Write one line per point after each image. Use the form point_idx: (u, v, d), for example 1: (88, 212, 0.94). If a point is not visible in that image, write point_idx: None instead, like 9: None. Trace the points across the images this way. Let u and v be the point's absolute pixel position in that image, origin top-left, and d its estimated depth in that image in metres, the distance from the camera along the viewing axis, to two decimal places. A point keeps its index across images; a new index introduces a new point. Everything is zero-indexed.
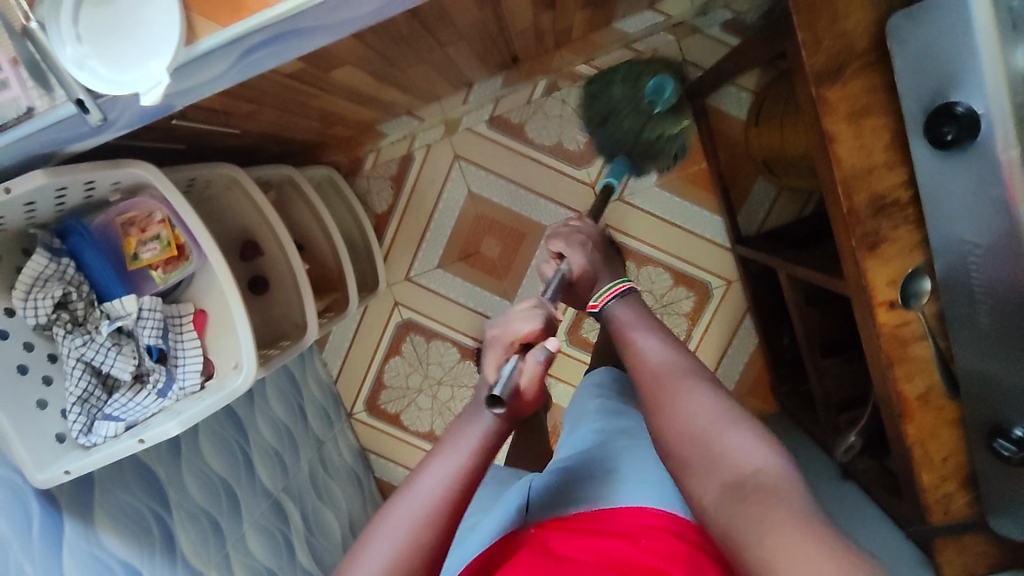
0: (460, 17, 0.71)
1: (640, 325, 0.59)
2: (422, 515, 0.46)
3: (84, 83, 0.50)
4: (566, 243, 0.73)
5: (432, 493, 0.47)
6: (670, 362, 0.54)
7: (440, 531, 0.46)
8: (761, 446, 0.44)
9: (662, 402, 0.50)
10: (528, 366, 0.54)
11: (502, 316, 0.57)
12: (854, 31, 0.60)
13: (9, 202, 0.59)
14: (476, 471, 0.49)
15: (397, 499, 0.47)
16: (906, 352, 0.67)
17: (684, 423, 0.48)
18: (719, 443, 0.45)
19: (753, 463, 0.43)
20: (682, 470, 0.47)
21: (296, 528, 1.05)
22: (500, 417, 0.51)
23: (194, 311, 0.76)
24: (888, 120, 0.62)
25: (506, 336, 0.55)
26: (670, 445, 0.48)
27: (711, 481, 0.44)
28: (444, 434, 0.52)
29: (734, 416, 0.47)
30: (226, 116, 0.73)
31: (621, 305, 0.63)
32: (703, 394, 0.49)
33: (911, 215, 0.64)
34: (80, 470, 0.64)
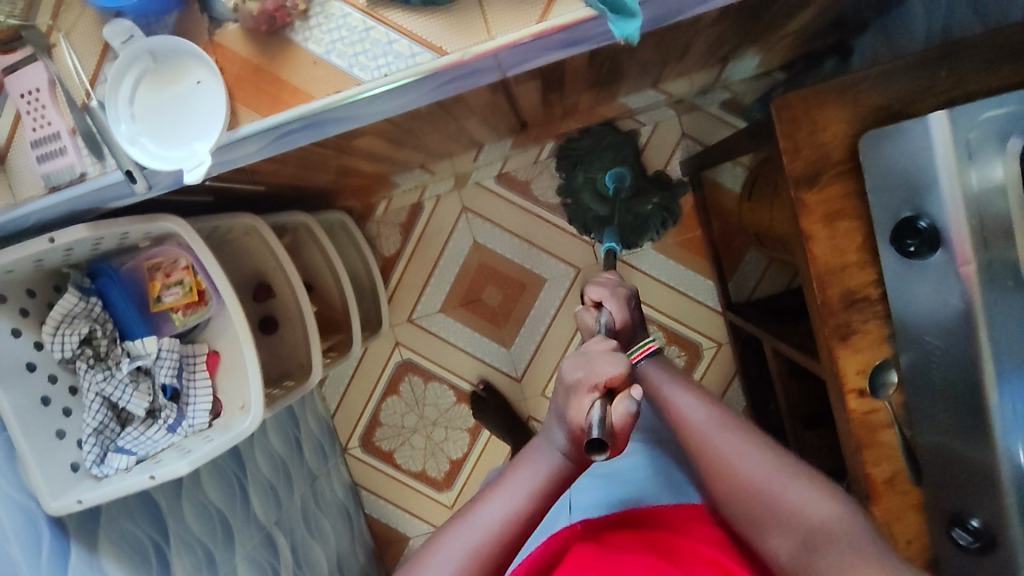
0: (474, 99, 0.77)
1: (673, 384, 0.61)
2: (479, 549, 0.50)
3: (134, 156, 0.56)
4: (609, 294, 0.71)
5: (489, 526, 0.51)
6: (711, 417, 0.57)
7: (491, 566, 0.50)
8: (819, 495, 0.50)
9: (713, 460, 0.55)
10: (619, 411, 0.47)
11: (583, 359, 0.51)
12: (830, 143, 0.66)
13: (49, 250, 0.64)
14: (534, 511, 0.51)
15: (452, 528, 0.51)
16: (875, 438, 0.70)
17: (742, 480, 0.53)
18: (781, 499, 0.51)
19: (820, 515, 0.49)
20: (750, 526, 0.53)
21: (286, 562, 1.09)
22: (566, 461, 0.51)
23: (208, 352, 0.80)
24: (860, 224, 0.67)
25: (590, 378, 0.49)
26: (733, 502, 0.54)
27: (789, 539, 0.50)
28: (506, 467, 0.54)
29: (785, 466, 0.53)
30: (253, 174, 0.79)
31: (651, 364, 0.64)
32: (754, 450, 0.54)
33: (881, 310, 0.68)
34: (91, 499, 0.68)
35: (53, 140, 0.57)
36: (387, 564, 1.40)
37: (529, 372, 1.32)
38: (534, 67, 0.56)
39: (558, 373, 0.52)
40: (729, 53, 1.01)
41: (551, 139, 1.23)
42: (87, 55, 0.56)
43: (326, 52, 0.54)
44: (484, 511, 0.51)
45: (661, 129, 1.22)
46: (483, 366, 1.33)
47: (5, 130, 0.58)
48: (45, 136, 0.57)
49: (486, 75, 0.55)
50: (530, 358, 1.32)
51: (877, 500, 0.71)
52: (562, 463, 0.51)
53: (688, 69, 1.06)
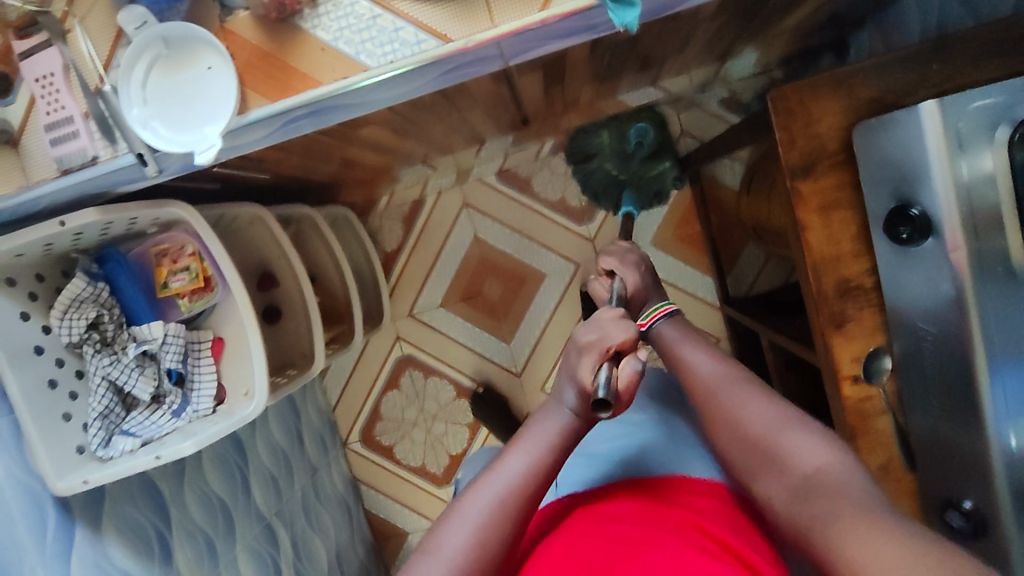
0: (476, 90, 0.79)
1: (687, 343, 0.66)
2: (505, 498, 0.54)
3: (145, 139, 0.57)
4: (619, 261, 0.75)
5: (513, 477, 0.55)
6: (721, 373, 0.61)
7: (518, 517, 0.54)
8: (816, 441, 0.52)
9: (720, 412, 0.58)
10: (624, 373, 0.56)
11: (596, 324, 0.59)
12: (825, 134, 0.68)
13: (59, 233, 0.66)
14: (552, 463, 0.57)
15: (478, 486, 0.55)
16: (869, 425, 0.71)
17: (745, 428, 0.56)
18: (780, 446, 0.53)
19: (814, 459, 0.51)
20: (752, 473, 0.55)
21: (286, 554, 1.09)
22: (575, 417, 0.58)
23: (213, 338, 0.82)
24: (853, 214, 0.68)
25: (603, 342, 0.57)
26: (736, 449, 0.57)
27: (782, 485, 0.52)
28: (522, 427, 0.59)
29: (787, 415, 0.55)
30: (259, 163, 0.80)
31: (667, 325, 0.69)
32: (758, 401, 0.57)
33: (875, 299, 0.70)
34: (97, 479, 0.69)
35: (66, 124, 0.58)
36: (386, 559, 1.41)
37: (529, 367, 1.34)
38: (537, 55, 0.57)
39: (572, 336, 0.60)
40: (727, 49, 1.03)
41: (551, 135, 1.24)
42: (100, 41, 0.58)
43: (333, 39, 0.56)
44: (507, 466, 0.56)
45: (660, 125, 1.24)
46: (483, 361, 1.35)
47: (19, 116, 0.60)
48: (59, 119, 0.58)
49: (489, 63, 0.56)
50: (530, 352, 1.33)
51: None
52: (573, 422, 0.58)
53: (687, 65, 1.08)
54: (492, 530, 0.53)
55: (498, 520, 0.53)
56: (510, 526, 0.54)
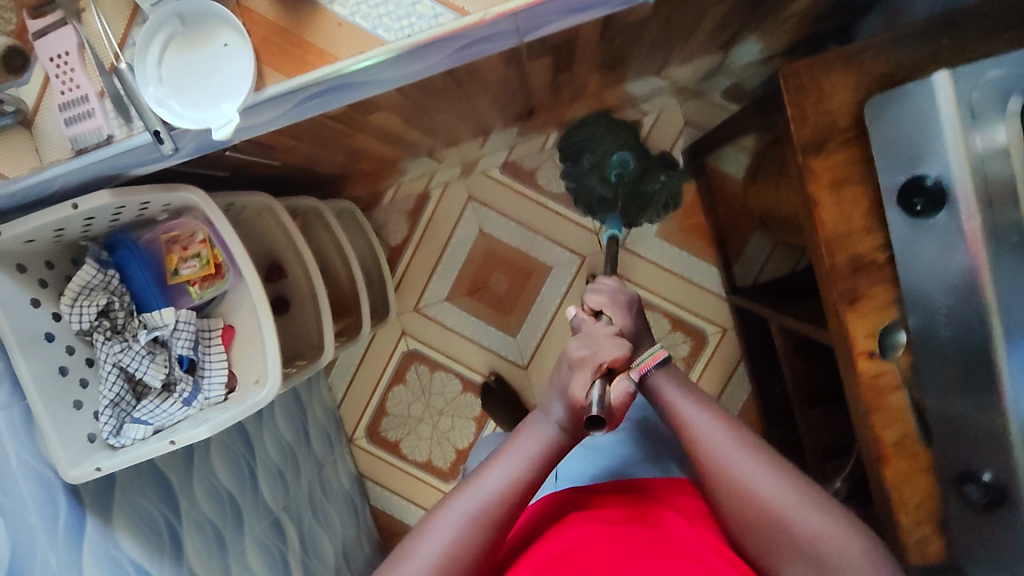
0: (487, 72, 0.80)
1: (687, 402, 0.61)
2: (486, 511, 0.55)
3: (161, 116, 0.57)
4: (609, 301, 0.72)
5: (495, 490, 0.55)
6: (731, 442, 0.57)
7: (491, 530, 0.55)
8: (841, 525, 0.52)
9: (731, 487, 0.56)
10: (618, 388, 0.59)
11: (589, 341, 0.60)
12: (838, 109, 0.68)
13: (71, 216, 0.65)
14: (532, 479, 0.57)
15: (455, 496, 0.56)
16: (883, 401, 0.72)
17: (762, 508, 0.54)
18: (804, 531, 0.52)
19: (842, 549, 0.51)
20: (767, 551, 0.55)
21: (294, 549, 1.07)
22: (562, 432, 0.58)
23: (223, 326, 0.81)
24: (866, 188, 0.69)
25: (595, 358, 0.59)
26: (749, 527, 0.55)
27: (801, 564, 0.53)
28: (507, 439, 0.59)
29: (806, 494, 0.54)
30: (270, 150, 0.81)
31: (663, 376, 0.64)
32: (773, 476, 0.55)
33: (888, 275, 0.70)
34: (110, 466, 0.69)
35: (80, 103, 0.58)
36: None
37: (535, 360, 1.33)
38: (552, 31, 0.57)
39: (563, 351, 0.60)
40: (732, 37, 1.04)
41: (556, 126, 1.24)
42: (116, 20, 0.58)
43: (350, 14, 0.56)
44: (485, 480, 0.56)
45: (663, 117, 1.26)
46: (490, 355, 1.34)
47: (34, 95, 0.60)
48: (74, 99, 0.58)
49: (504, 39, 0.57)
50: (535, 346, 1.33)
51: (887, 463, 0.73)
52: (559, 435, 0.58)
53: (692, 53, 1.09)
54: (463, 544, 0.54)
55: (479, 531, 0.54)
56: (483, 538, 0.54)
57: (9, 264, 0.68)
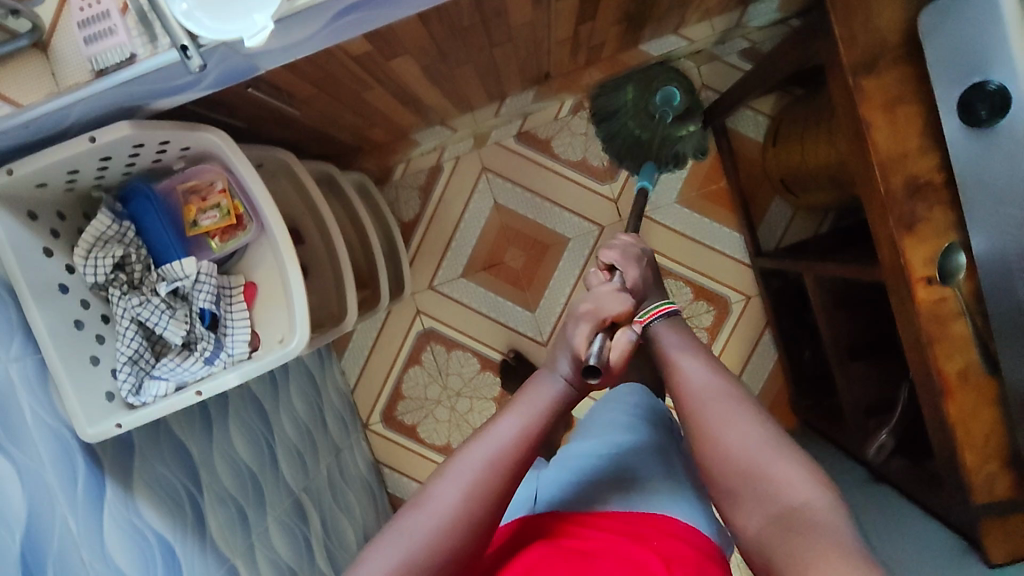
0: (515, 12, 0.78)
1: (682, 348, 0.59)
2: (495, 466, 0.49)
3: (188, 29, 0.52)
4: (621, 254, 0.69)
5: (507, 440, 0.51)
6: (713, 385, 0.54)
7: (506, 482, 0.50)
8: (808, 477, 0.47)
9: (706, 429, 0.52)
10: (618, 344, 0.58)
11: (593, 295, 0.60)
12: (886, 28, 0.68)
13: (89, 153, 0.62)
14: (540, 436, 0.52)
15: (467, 446, 0.51)
16: (945, 330, 0.70)
17: (727, 447, 0.50)
18: (769, 474, 0.48)
19: (800, 497, 0.46)
20: (727, 498, 0.50)
21: (315, 531, 1.03)
22: (570, 385, 0.56)
23: (245, 283, 0.77)
24: (920, 107, 0.68)
25: (599, 312, 0.59)
26: (713, 469, 0.51)
27: (758, 514, 0.47)
28: (516, 393, 0.55)
29: (783, 444, 0.49)
30: (289, 96, 0.78)
31: (664, 325, 0.61)
32: (751, 423, 0.51)
33: (946, 196, 0.68)
34: (132, 423, 0.64)
35: (102, 20, 0.54)
36: None
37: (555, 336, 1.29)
38: None
39: (568, 307, 0.61)
40: None
41: (570, 94, 1.22)
42: None
43: None
44: (495, 432, 0.51)
45: (680, 82, 1.22)
46: (509, 332, 1.30)
47: (50, 15, 0.57)
48: (94, 14, 0.55)
49: None
50: (556, 321, 1.30)
51: (951, 396, 0.70)
52: (567, 390, 0.56)
53: (711, 10, 1.07)
54: (479, 491, 0.49)
55: (487, 481, 0.49)
56: (499, 490, 0.49)
57: (19, 211, 0.64)
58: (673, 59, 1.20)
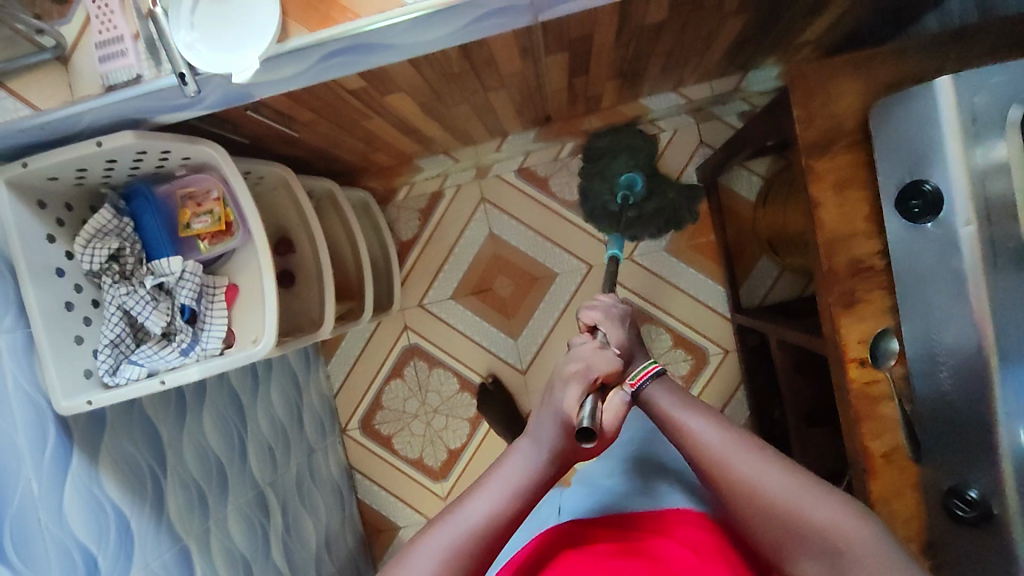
0: (504, 63, 0.84)
1: (683, 408, 0.59)
2: (464, 546, 0.51)
3: (188, 59, 0.60)
4: (603, 316, 0.71)
5: (475, 522, 0.52)
6: (728, 442, 0.56)
7: (479, 557, 0.52)
8: (848, 514, 0.51)
9: (733, 485, 0.54)
10: (612, 406, 0.57)
11: (582, 355, 0.60)
12: (843, 114, 0.71)
13: (93, 155, 0.69)
14: (512, 514, 0.53)
15: (435, 528, 0.52)
16: (875, 410, 0.72)
17: (764, 505, 0.52)
18: (810, 520, 0.51)
19: (843, 534, 0.50)
20: (774, 545, 0.53)
21: (276, 526, 1.08)
22: (545, 463, 0.56)
23: (227, 284, 0.83)
24: (867, 194, 0.71)
25: (589, 372, 0.58)
26: (755, 525, 0.53)
27: (816, 561, 0.51)
28: (488, 468, 0.56)
29: (809, 484, 0.52)
30: (290, 119, 0.85)
31: (657, 387, 0.62)
32: (775, 469, 0.53)
33: (886, 281, 0.71)
34: (102, 402, 0.70)
35: (116, 43, 0.62)
36: (374, 554, 1.39)
37: (534, 366, 1.34)
38: (565, 10, 0.62)
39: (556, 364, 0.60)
40: (748, 59, 1.10)
41: (571, 137, 1.27)
42: None
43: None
44: (466, 510, 0.53)
45: (679, 136, 1.27)
46: (490, 357, 1.35)
47: (73, 34, 0.65)
48: (109, 38, 0.62)
49: (518, 20, 0.62)
50: (536, 351, 1.34)
51: (874, 475, 0.73)
52: (545, 465, 0.56)
53: (708, 72, 1.13)
54: None
55: (456, 563, 0.51)
56: (472, 565, 0.52)
57: (30, 199, 0.71)
58: (674, 114, 1.25)
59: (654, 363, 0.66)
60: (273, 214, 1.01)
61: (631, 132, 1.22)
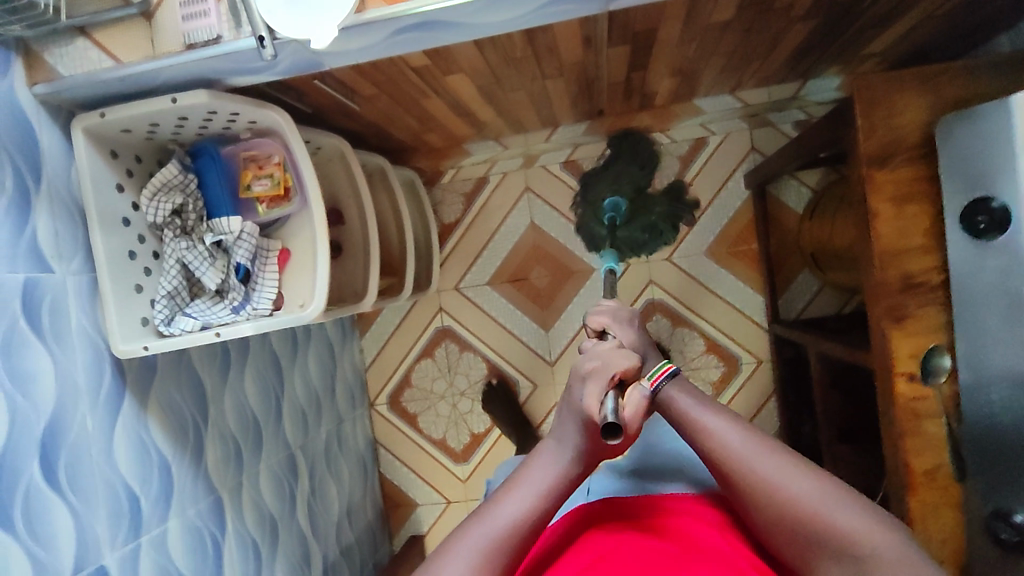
0: (565, 51, 0.84)
1: (703, 409, 0.59)
2: (496, 544, 0.53)
3: (268, 22, 0.61)
4: (611, 319, 0.68)
5: (508, 521, 0.54)
6: (750, 444, 0.55)
7: (521, 545, 0.54)
8: (868, 519, 0.49)
9: (756, 488, 0.53)
10: (632, 401, 0.55)
11: (597, 353, 0.58)
12: (907, 127, 0.70)
13: (167, 111, 0.72)
14: (543, 512, 0.56)
15: (469, 527, 0.54)
16: (919, 427, 0.71)
17: (786, 507, 0.52)
18: (831, 523, 0.50)
19: (861, 535, 0.49)
20: (792, 548, 0.52)
21: (302, 488, 1.11)
22: (573, 462, 0.57)
23: (280, 248, 0.86)
24: (928, 209, 0.70)
25: (607, 369, 0.56)
26: (777, 528, 0.52)
27: (836, 563, 0.49)
28: (517, 469, 0.58)
29: (832, 488, 0.52)
30: (352, 92, 0.87)
31: (674, 387, 0.61)
32: (798, 473, 0.53)
33: (940, 298, 0.70)
34: (157, 348, 0.73)
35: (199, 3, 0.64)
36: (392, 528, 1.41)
37: (563, 358, 1.34)
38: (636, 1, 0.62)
39: (572, 368, 0.60)
40: (810, 66, 1.08)
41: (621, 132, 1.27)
42: None
43: None
44: (501, 510, 0.55)
45: (730, 139, 1.26)
46: (520, 346, 1.36)
47: None
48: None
49: (588, 8, 0.63)
50: (567, 343, 1.34)
51: (912, 491, 0.71)
52: (573, 465, 0.57)
53: (767, 78, 1.12)
54: (481, 573, 0.52)
55: (492, 560, 0.52)
56: (506, 563, 0.53)
57: (103, 148, 0.74)
58: (726, 118, 1.24)
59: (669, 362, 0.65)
60: (325, 185, 1.03)
61: (632, 157, 1.22)
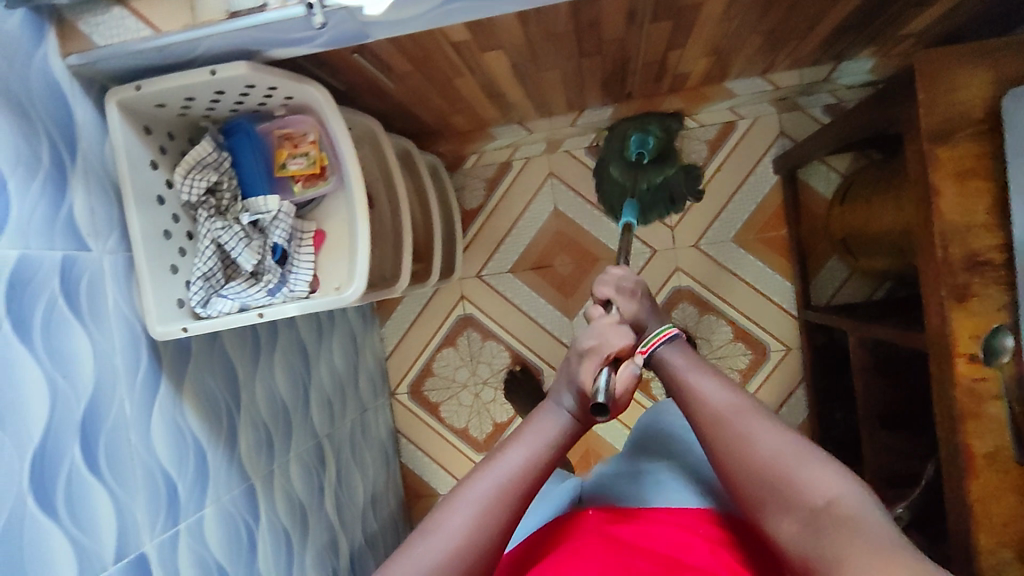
0: (608, 27, 0.83)
1: (692, 368, 0.60)
2: (501, 490, 0.51)
3: None
4: (616, 290, 0.68)
5: (515, 469, 0.53)
6: (732, 400, 0.56)
7: (517, 506, 0.52)
8: (833, 474, 0.49)
9: (729, 440, 0.53)
10: (624, 376, 0.58)
11: (593, 332, 0.61)
12: (967, 101, 0.68)
13: (205, 83, 0.69)
14: (547, 466, 0.55)
15: (476, 476, 0.52)
16: (980, 408, 0.69)
17: (753, 457, 0.51)
18: (795, 475, 0.49)
19: (824, 488, 0.48)
20: (755, 503, 0.51)
21: (329, 477, 1.08)
22: (574, 419, 0.58)
23: (316, 229, 0.84)
24: (991, 185, 0.68)
25: (602, 348, 0.59)
26: (743, 480, 0.52)
27: (794, 516, 0.48)
28: (520, 425, 0.58)
29: (802, 445, 0.51)
30: (388, 69, 0.85)
31: (670, 351, 0.63)
32: (772, 428, 0.53)
33: (1003, 276, 0.68)
34: (196, 330, 0.71)
35: None
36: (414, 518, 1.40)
37: None
38: None
39: (571, 345, 0.62)
40: (845, 47, 1.07)
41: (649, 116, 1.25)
42: None
43: None
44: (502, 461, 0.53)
45: (759, 124, 1.25)
46: (544, 334, 1.34)
47: None
48: None
49: None
50: None
51: (973, 474, 0.70)
52: (574, 423, 0.58)
53: (800, 60, 1.11)
54: (490, 515, 0.50)
55: (499, 506, 0.51)
56: (512, 512, 0.51)
57: (137, 123, 0.72)
58: (755, 102, 1.23)
59: (672, 328, 0.66)
60: None
61: (664, 114, 1.19)
